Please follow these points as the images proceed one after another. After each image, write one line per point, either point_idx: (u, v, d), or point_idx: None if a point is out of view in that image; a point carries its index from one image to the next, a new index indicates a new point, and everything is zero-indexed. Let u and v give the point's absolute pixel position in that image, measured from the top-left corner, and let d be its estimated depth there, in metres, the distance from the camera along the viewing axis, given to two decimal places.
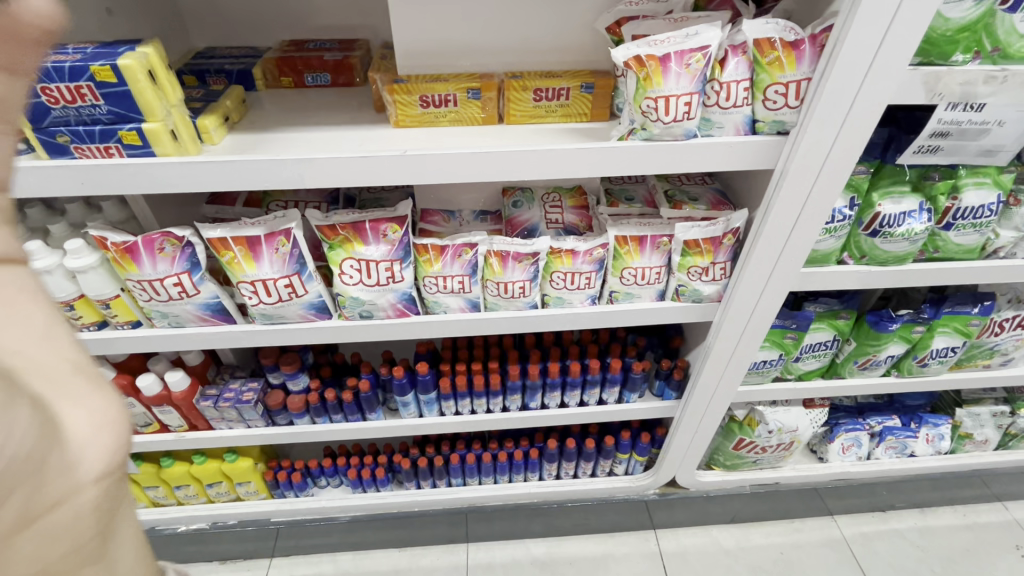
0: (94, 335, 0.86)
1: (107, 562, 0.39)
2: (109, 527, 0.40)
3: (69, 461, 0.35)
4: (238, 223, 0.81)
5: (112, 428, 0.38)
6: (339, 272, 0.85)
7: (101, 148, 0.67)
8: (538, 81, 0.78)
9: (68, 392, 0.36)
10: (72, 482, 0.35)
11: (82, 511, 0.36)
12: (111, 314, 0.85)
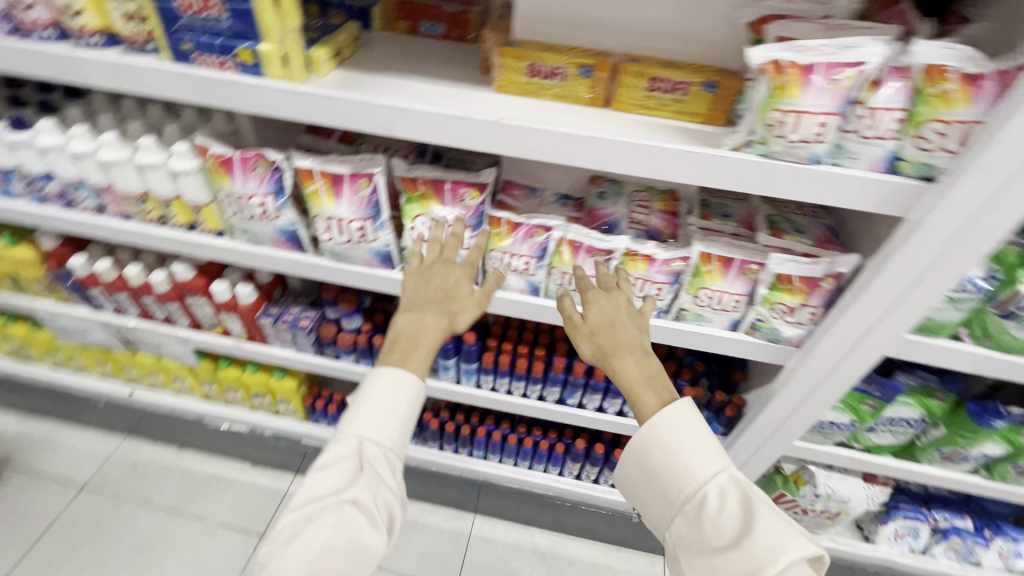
0: (182, 236, 0.92)
1: (407, 320, 0.76)
2: (420, 319, 0.76)
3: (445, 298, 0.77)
4: (327, 158, 0.83)
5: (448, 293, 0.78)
6: (411, 227, 0.85)
7: (217, 61, 0.69)
8: (657, 70, 0.72)
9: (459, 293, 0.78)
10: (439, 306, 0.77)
11: (441, 303, 0.77)
12: (200, 220, 0.90)
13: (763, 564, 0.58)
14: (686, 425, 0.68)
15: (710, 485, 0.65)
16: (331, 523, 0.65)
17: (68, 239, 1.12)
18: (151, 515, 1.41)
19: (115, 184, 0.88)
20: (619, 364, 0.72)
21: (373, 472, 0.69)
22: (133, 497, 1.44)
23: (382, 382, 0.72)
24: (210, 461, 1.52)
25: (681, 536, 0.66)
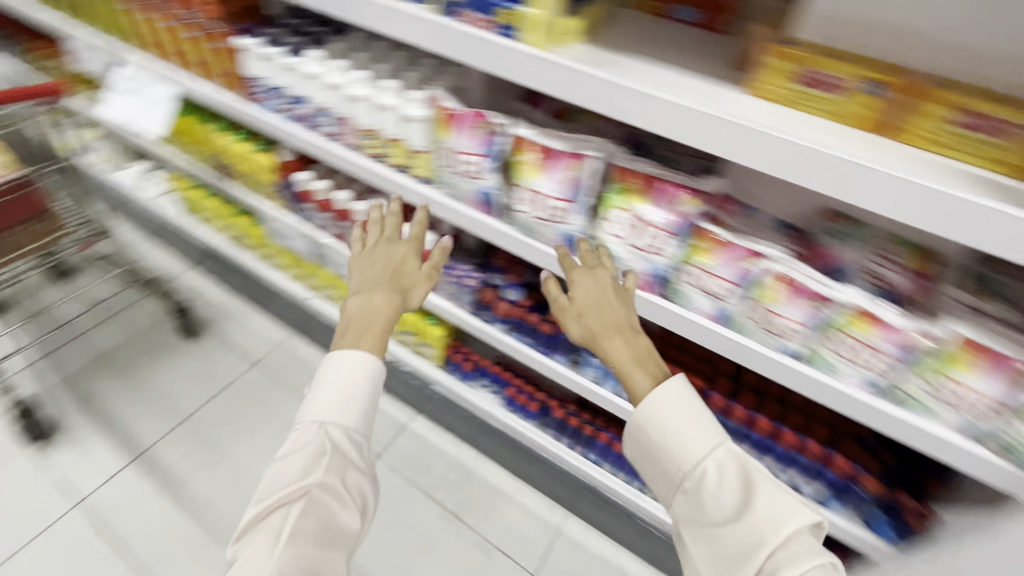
0: (391, 175, 0.98)
1: (354, 302, 1.00)
2: (371, 295, 1.00)
3: (404, 282, 1.02)
4: (547, 132, 0.82)
5: (391, 278, 1.02)
6: (608, 219, 0.80)
7: (480, 19, 0.72)
8: (977, 102, 0.57)
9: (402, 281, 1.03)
10: (391, 295, 0.99)
11: (391, 297, 0.99)
12: (413, 164, 0.96)
13: (767, 537, 0.60)
14: (674, 400, 0.70)
15: (708, 460, 0.67)
16: (300, 506, 0.80)
17: (300, 156, 1.28)
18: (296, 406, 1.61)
19: (354, 117, 0.97)
20: (607, 344, 0.76)
21: (334, 454, 0.86)
22: (289, 386, 1.66)
23: (336, 369, 0.91)
24: None
25: (683, 515, 0.69)
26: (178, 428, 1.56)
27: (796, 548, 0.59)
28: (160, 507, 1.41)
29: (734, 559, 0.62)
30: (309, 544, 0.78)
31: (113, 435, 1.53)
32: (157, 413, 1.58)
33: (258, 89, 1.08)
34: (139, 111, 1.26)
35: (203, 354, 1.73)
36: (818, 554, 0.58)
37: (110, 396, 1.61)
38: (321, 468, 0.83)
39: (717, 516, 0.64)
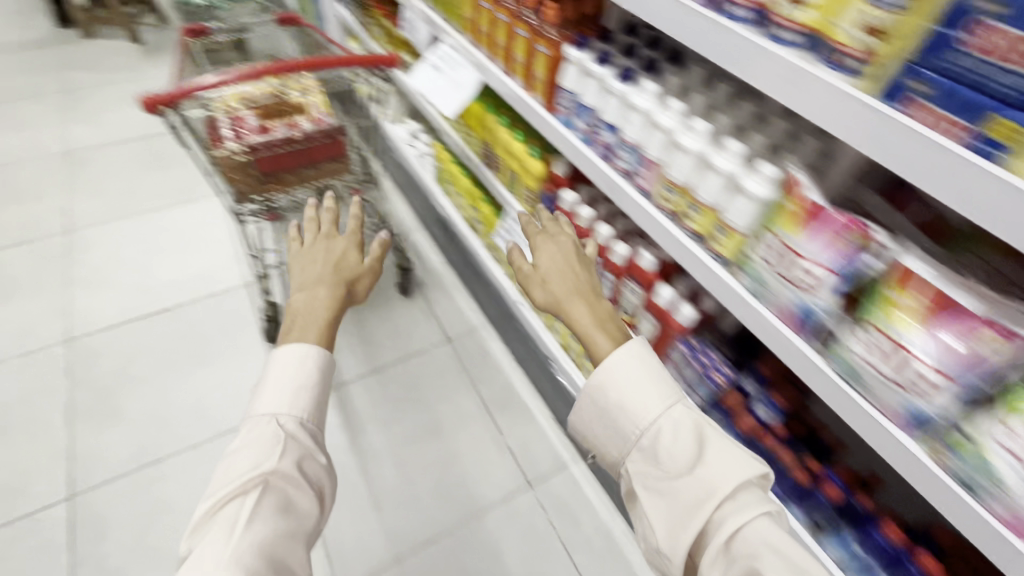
0: (685, 241, 0.84)
1: (295, 270, 1.16)
2: (312, 284, 1.12)
3: (336, 260, 1.20)
4: (951, 275, 0.59)
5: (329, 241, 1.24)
6: (1012, 425, 0.53)
7: (944, 120, 0.51)
8: None
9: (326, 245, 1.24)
10: (333, 272, 1.17)
11: (324, 271, 1.16)
12: (717, 240, 0.80)
13: (717, 488, 0.61)
14: (636, 367, 0.72)
15: (664, 418, 0.68)
16: (257, 494, 0.75)
17: (572, 171, 1.20)
18: (471, 398, 1.61)
19: (666, 166, 0.84)
20: (569, 305, 0.88)
21: (289, 442, 0.83)
22: (471, 375, 1.66)
23: (281, 368, 0.91)
24: (526, 388, 1.64)
25: (638, 472, 0.68)
26: (370, 376, 1.63)
27: (742, 498, 0.60)
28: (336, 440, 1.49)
29: (685, 514, 0.62)
30: (270, 531, 0.73)
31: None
32: (358, 352, 1.69)
33: (565, 105, 1.01)
34: (442, 93, 1.28)
35: (409, 313, 1.80)
36: (761, 505, 0.60)
37: (326, 321, 1.76)
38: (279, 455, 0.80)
39: (677, 475, 0.64)
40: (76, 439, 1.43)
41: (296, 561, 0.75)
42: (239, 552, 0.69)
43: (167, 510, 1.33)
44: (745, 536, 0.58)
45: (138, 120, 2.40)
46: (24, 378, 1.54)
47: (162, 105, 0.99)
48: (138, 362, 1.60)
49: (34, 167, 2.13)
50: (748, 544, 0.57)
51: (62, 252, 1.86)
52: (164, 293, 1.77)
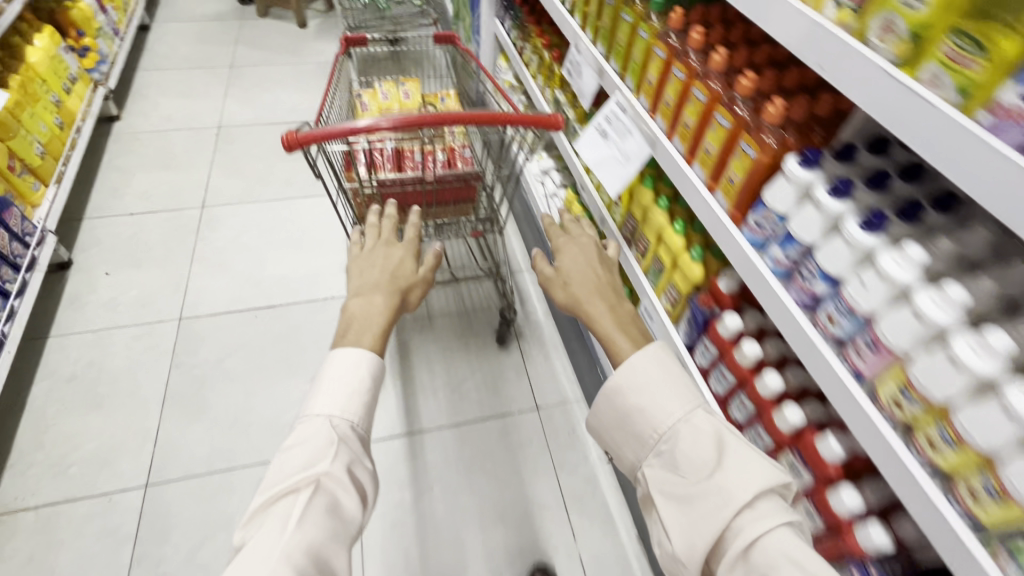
0: (915, 472, 0.60)
1: (355, 271, 1.07)
2: (370, 288, 1.04)
3: (390, 263, 1.09)
4: None
5: (388, 244, 1.13)
6: None
7: None
8: None
9: (387, 245, 1.13)
10: (395, 278, 1.07)
11: (383, 274, 1.06)
12: (976, 496, 0.55)
13: (732, 494, 0.69)
14: (650, 363, 0.84)
15: (683, 424, 0.77)
16: (307, 497, 0.73)
17: (742, 288, 0.97)
18: (549, 485, 1.44)
19: (910, 365, 0.60)
20: (586, 305, 0.99)
21: (341, 444, 0.81)
22: (553, 458, 1.49)
23: (336, 367, 0.86)
24: (613, 491, 1.44)
25: (660, 479, 0.77)
26: (447, 429, 1.52)
27: (757, 508, 0.68)
28: (399, 493, 1.40)
29: (702, 519, 0.69)
30: (313, 537, 0.70)
31: (403, 398, 1.56)
32: (442, 399, 1.57)
33: (763, 225, 0.79)
34: (607, 164, 1.10)
35: (502, 367, 1.65)
36: (775, 513, 0.67)
37: (416, 355, 1.67)
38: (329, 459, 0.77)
39: (694, 485, 0.72)
40: (164, 425, 1.45)
41: (338, 565, 0.71)
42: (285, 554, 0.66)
43: (226, 527, 1.31)
44: (762, 545, 0.65)
45: (286, 104, 2.47)
46: (136, 349, 1.60)
47: (304, 144, 0.88)
48: (233, 357, 1.61)
49: (191, 136, 2.27)
50: (764, 551, 0.64)
51: (195, 227, 1.94)
52: (272, 289, 1.78)
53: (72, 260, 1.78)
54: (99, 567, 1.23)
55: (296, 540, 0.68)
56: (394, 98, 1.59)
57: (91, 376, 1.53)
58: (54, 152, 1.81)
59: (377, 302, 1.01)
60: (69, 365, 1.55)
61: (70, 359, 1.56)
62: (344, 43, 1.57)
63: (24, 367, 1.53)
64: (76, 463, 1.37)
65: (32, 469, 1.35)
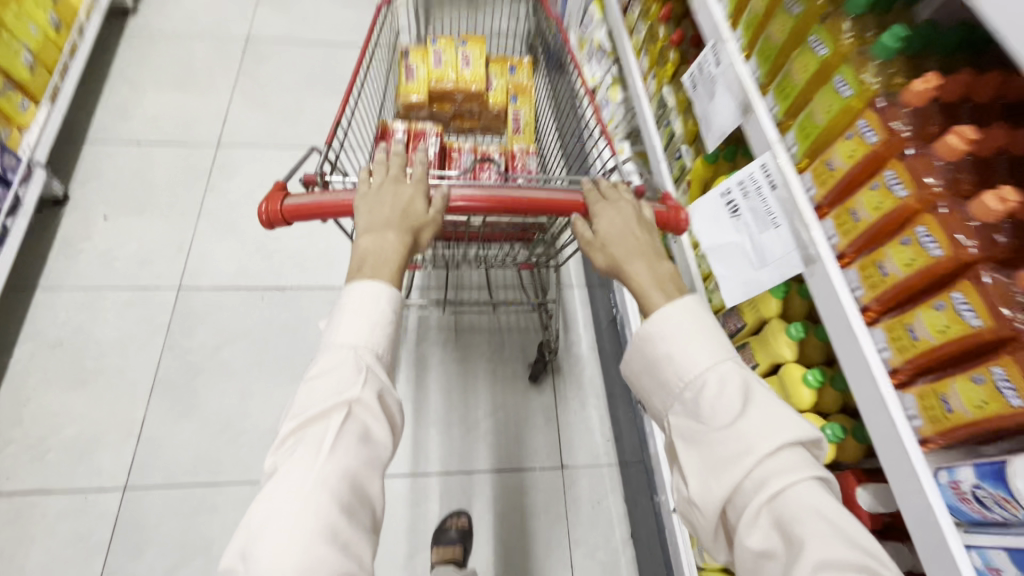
0: None
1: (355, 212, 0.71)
2: (378, 226, 0.69)
3: (399, 198, 0.71)
4: None
5: (395, 179, 0.73)
6: None
7: None
8: None
9: (393, 180, 0.73)
10: (413, 214, 0.71)
11: (392, 210, 0.70)
12: None
13: (760, 448, 0.53)
14: (676, 306, 0.63)
15: (713, 373, 0.58)
16: (336, 427, 0.57)
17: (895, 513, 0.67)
18: (560, 565, 1.26)
19: None
20: (629, 268, 0.68)
21: (371, 371, 0.61)
22: (571, 532, 1.30)
23: (357, 291, 0.64)
24: None
25: (678, 431, 0.60)
26: (458, 476, 1.34)
27: (781, 465, 0.52)
28: (394, 543, 1.25)
29: (720, 466, 0.54)
30: (351, 465, 0.56)
31: (413, 428, 1.38)
32: (458, 436, 1.38)
33: (990, 506, 0.50)
34: (731, 255, 0.79)
35: (531, 408, 1.44)
36: (806, 474, 0.51)
37: (434, 376, 1.45)
38: (362, 380, 0.60)
39: (715, 449, 0.55)
40: (150, 418, 1.31)
41: (374, 493, 0.59)
42: (320, 488, 0.53)
43: (205, 552, 1.19)
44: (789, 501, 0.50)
45: (326, 18, 2.07)
46: (128, 319, 1.42)
47: (288, 218, 0.71)
48: (232, 346, 1.42)
49: (214, 47, 1.92)
50: (794, 514, 0.49)
51: (206, 169, 1.67)
52: (283, 266, 1.54)
53: (69, 195, 1.56)
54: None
55: (326, 476, 0.54)
56: (450, 64, 1.29)
57: (78, 345, 1.37)
58: (47, 61, 1.52)
59: (391, 241, 0.67)
60: (56, 327, 1.39)
61: (58, 320, 1.40)
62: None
63: (8, 322, 1.38)
64: (54, 449, 1.25)
65: (9, 449, 1.24)
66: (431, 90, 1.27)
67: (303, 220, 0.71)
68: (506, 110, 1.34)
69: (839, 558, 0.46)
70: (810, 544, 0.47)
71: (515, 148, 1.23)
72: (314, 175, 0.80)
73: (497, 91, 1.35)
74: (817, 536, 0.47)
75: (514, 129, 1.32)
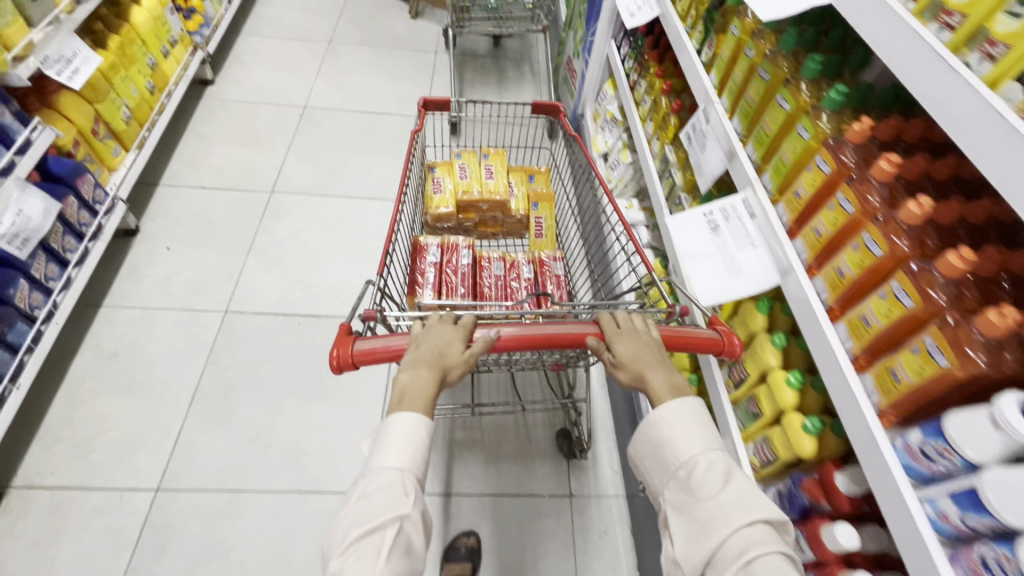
0: None
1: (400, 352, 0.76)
2: (418, 366, 0.74)
3: (439, 341, 0.76)
4: None
5: (438, 324, 0.79)
6: None
7: None
8: None
9: (435, 326, 0.79)
10: (447, 353, 0.75)
11: (429, 352, 0.75)
12: None
13: (738, 521, 0.61)
14: (678, 410, 0.72)
15: (701, 455, 0.68)
16: (391, 540, 0.62)
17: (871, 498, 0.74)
18: None
19: None
20: (652, 380, 0.75)
21: (414, 494, 0.66)
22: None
23: (399, 424, 0.69)
24: None
25: (673, 502, 0.68)
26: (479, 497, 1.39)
27: (756, 536, 0.59)
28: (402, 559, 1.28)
29: (704, 531, 0.62)
30: (401, 574, 0.61)
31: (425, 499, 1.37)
32: (472, 478, 1.42)
33: (933, 458, 0.58)
34: (706, 267, 0.87)
35: (544, 499, 1.41)
36: (776, 546, 0.58)
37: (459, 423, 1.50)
38: (410, 498, 0.65)
39: (704, 522, 0.62)
40: (187, 426, 1.41)
41: None
42: None
43: (224, 556, 1.24)
44: (760, 564, 0.57)
45: (374, 92, 2.38)
46: (177, 336, 1.56)
47: (358, 362, 0.74)
48: (268, 365, 1.54)
49: (276, 112, 2.22)
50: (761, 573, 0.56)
51: (259, 212, 1.88)
52: (319, 296, 1.70)
53: (139, 228, 1.77)
54: (96, 570, 1.20)
55: None
56: (474, 176, 1.53)
57: (130, 356, 1.51)
58: (140, 116, 1.79)
59: (423, 376, 0.73)
60: (113, 340, 1.53)
61: (116, 333, 1.55)
62: (423, 109, 1.42)
63: (73, 333, 1.53)
64: (96, 449, 1.35)
65: (57, 447, 1.35)
66: (459, 201, 1.50)
67: (372, 364, 0.75)
68: (529, 216, 1.57)
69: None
70: None
71: (542, 255, 1.42)
72: (373, 312, 0.87)
73: (519, 199, 1.58)
74: None
75: (537, 233, 1.55)
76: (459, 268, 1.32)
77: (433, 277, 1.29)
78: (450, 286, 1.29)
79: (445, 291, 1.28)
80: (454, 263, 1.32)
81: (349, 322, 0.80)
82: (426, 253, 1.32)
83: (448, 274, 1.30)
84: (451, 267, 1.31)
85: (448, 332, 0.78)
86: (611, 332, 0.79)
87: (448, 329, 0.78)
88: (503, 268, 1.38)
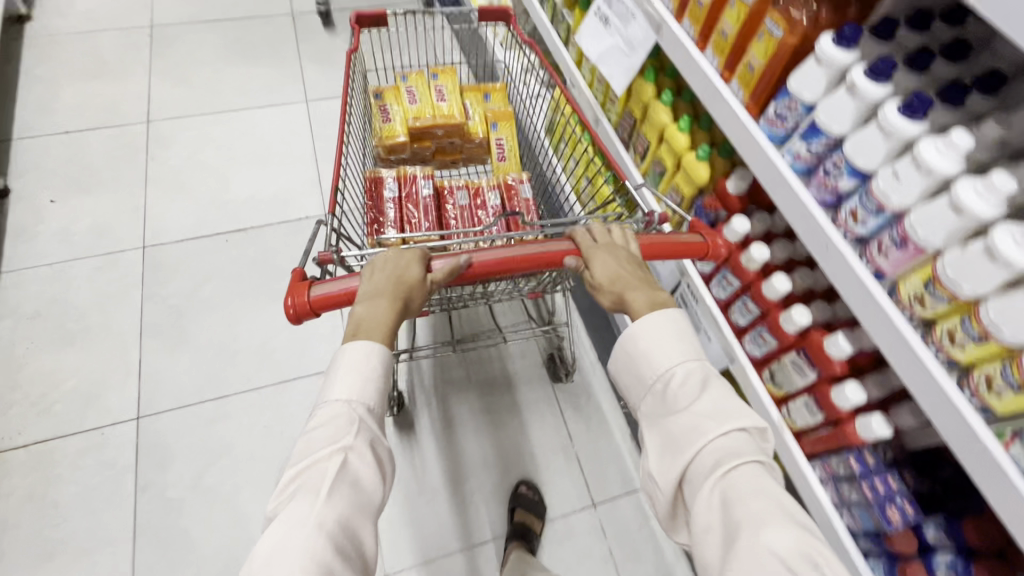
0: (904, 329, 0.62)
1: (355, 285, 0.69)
2: (376, 298, 0.66)
3: (397, 268, 0.69)
4: None
5: (395, 253, 0.71)
6: None
7: None
8: None
9: (391, 255, 0.71)
10: (406, 279, 0.69)
11: (386, 279, 0.68)
12: (963, 345, 0.58)
13: (716, 436, 0.55)
14: (657, 324, 0.64)
15: (679, 367, 0.61)
16: (332, 477, 0.55)
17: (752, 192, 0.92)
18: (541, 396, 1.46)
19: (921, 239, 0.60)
20: (631, 297, 0.67)
21: (361, 427, 0.60)
22: (574, 445, 1.40)
23: (348, 353, 0.63)
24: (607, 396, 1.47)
25: (647, 415, 0.62)
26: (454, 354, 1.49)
27: (734, 448, 0.54)
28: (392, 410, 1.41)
29: (677, 442, 0.57)
30: (346, 509, 0.54)
31: (414, 393, 1.43)
32: (446, 361, 1.49)
33: (785, 116, 0.73)
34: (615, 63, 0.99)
35: (515, 350, 1.52)
36: (755, 459, 0.53)
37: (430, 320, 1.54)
38: (356, 428, 0.59)
39: (677, 429, 0.58)
40: (145, 357, 1.40)
41: (368, 543, 0.56)
42: (318, 531, 0.51)
43: (228, 453, 1.30)
44: (737, 478, 0.52)
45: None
46: (100, 281, 1.49)
47: (317, 309, 0.67)
48: (209, 285, 1.52)
49: (120, 38, 1.98)
50: (734, 485, 0.51)
51: (141, 144, 1.75)
52: (239, 211, 1.65)
53: (9, 188, 1.61)
54: (105, 497, 1.23)
55: (327, 523, 0.52)
56: (424, 101, 1.28)
57: (56, 311, 1.44)
58: None
59: (379, 307, 0.66)
60: (30, 301, 1.45)
61: (30, 295, 1.45)
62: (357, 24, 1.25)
63: None
64: (59, 401, 1.33)
65: (14, 410, 1.31)
66: (410, 129, 1.26)
67: (333, 310, 0.68)
68: (488, 139, 1.32)
69: (779, 535, 0.47)
70: (754, 513, 0.49)
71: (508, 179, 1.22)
72: (328, 254, 0.79)
73: (476, 121, 1.33)
74: (760, 509, 0.49)
75: (498, 157, 1.32)
76: (420, 201, 1.15)
77: (393, 213, 1.13)
78: (413, 223, 1.12)
79: (409, 229, 1.12)
80: (414, 197, 1.15)
81: (300, 269, 0.72)
82: (383, 187, 1.14)
83: (409, 209, 1.13)
84: (412, 201, 1.14)
85: (405, 257, 0.71)
86: (587, 245, 0.72)
87: (405, 255, 0.71)
88: (467, 198, 1.19)
